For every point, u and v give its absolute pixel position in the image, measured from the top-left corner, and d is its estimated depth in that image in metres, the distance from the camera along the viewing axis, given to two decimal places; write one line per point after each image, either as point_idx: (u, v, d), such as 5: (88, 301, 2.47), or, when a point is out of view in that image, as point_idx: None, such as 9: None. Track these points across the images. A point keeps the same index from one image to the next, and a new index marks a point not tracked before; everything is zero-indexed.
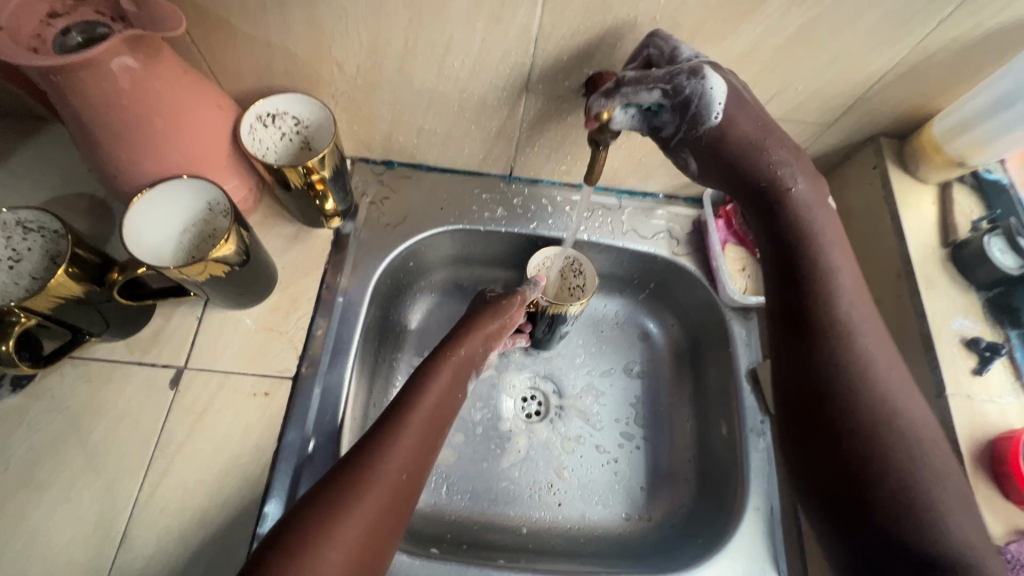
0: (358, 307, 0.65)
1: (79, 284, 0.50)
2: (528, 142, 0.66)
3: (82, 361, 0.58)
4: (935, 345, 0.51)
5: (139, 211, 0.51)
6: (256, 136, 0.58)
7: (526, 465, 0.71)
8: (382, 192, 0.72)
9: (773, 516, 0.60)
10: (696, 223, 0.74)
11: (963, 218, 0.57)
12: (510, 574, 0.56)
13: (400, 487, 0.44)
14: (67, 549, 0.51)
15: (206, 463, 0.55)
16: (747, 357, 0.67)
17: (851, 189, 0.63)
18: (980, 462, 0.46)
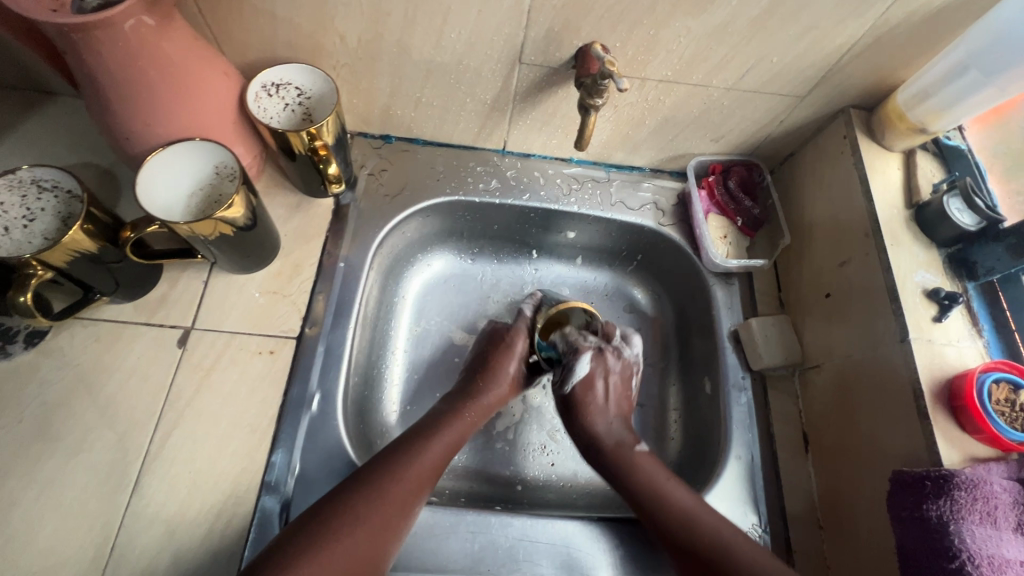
0: (359, 273, 0.68)
1: (92, 240, 0.52)
2: (521, 115, 0.69)
3: (92, 321, 0.60)
4: (899, 295, 0.55)
5: (150, 171, 0.54)
6: (261, 104, 0.61)
7: (521, 427, 0.74)
8: (381, 164, 0.75)
9: (753, 464, 0.63)
10: (680, 195, 0.78)
11: (925, 181, 0.61)
12: (507, 519, 0.58)
13: (407, 504, 0.53)
14: (80, 497, 0.52)
15: (215, 417, 0.57)
16: (729, 319, 0.71)
17: (824, 159, 0.68)
18: (939, 398, 0.50)
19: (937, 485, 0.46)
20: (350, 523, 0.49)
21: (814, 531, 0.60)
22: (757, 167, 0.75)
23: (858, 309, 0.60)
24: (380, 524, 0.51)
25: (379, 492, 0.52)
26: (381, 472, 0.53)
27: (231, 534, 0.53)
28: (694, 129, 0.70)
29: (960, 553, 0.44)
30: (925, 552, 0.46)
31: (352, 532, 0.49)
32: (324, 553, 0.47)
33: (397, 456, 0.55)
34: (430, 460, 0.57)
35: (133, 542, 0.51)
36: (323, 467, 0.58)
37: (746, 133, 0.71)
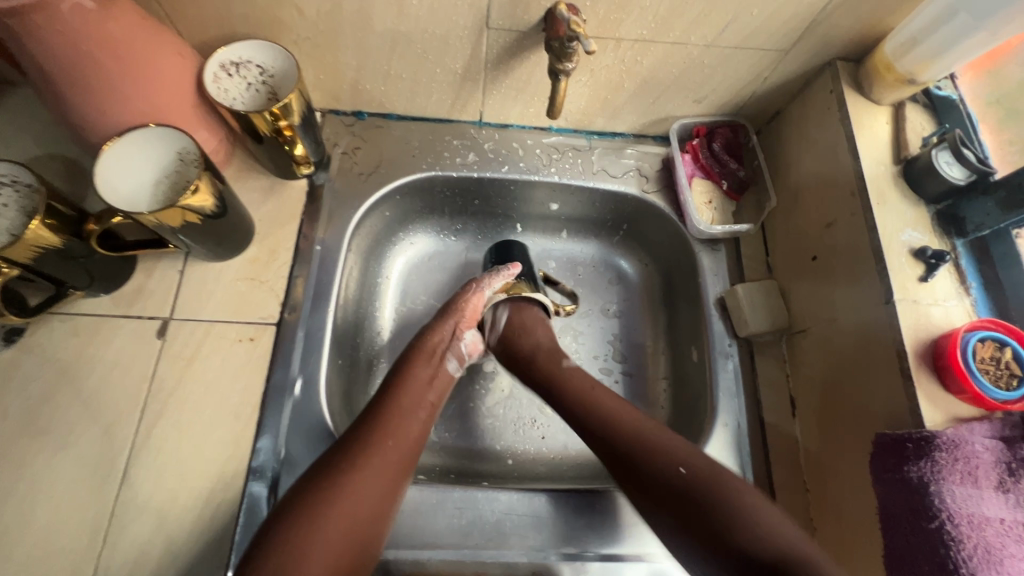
0: (336, 255, 0.67)
1: (57, 235, 0.51)
2: (494, 84, 0.67)
3: (70, 316, 0.59)
4: (885, 255, 0.54)
5: (109, 157, 0.52)
6: (220, 85, 0.58)
7: (509, 402, 0.74)
8: (354, 142, 0.73)
9: (739, 430, 0.63)
10: (664, 160, 0.75)
11: (914, 134, 0.59)
12: (494, 493, 0.59)
13: (372, 520, 0.48)
14: (71, 489, 0.53)
15: (198, 405, 0.58)
16: (716, 286, 0.70)
17: (811, 116, 0.65)
18: (923, 358, 0.50)
19: (918, 447, 0.46)
20: (310, 548, 0.44)
21: (801, 494, 0.60)
22: (741, 128, 0.73)
23: (844, 271, 0.58)
24: (349, 544, 0.46)
25: (353, 477, 0.49)
26: (353, 448, 0.51)
27: (219, 519, 0.54)
28: (675, 90, 0.68)
29: (940, 512, 0.44)
30: (905, 513, 0.46)
31: (321, 558, 0.44)
32: (313, 537, 0.45)
33: (349, 469, 0.49)
34: (386, 466, 0.51)
35: (126, 530, 0.52)
36: (309, 450, 0.58)
37: (729, 92, 0.68)
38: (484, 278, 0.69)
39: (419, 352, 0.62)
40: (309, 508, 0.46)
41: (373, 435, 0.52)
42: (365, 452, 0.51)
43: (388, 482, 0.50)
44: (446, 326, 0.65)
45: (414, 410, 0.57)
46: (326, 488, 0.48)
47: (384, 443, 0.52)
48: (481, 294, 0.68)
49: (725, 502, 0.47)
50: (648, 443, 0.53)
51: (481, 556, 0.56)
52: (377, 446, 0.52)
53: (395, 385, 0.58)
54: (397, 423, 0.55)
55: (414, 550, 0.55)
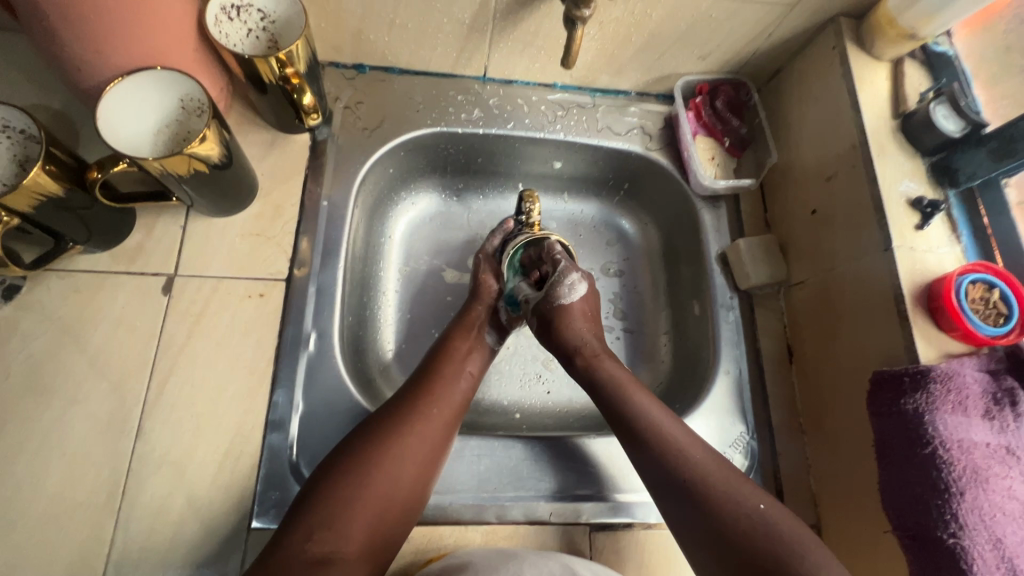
0: (344, 211, 0.66)
1: (58, 183, 0.49)
2: (501, 36, 0.66)
3: (69, 273, 0.57)
4: (885, 205, 0.56)
5: (110, 100, 0.50)
6: (222, 29, 0.56)
7: (515, 358, 0.76)
8: (356, 97, 0.71)
9: (740, 378, 0.66)
10: (667, 118, 0.76)
11: (912, 89, 0.61)
12: (510, 442, 0.60)
13: (414, 484, 0.52)
14: (84, 445, 0.52)
15: (211, 361, 0.57)
16: (718, 242, 0.72)
17: (812, 72, 0.67)
18: (919, 301, 0.53)
19: (915, 380, 0.49)
20: (350, 509, 0.48)
21: (797, 436, 0.64)
22: (744, 86, 0.74)
23: (843, 223, 0.61)
24: (391, 507, 0.50)
25: (391, 449, 0.51)
26: (392, 420, 0.54)
27: (240, 471, 0.54)
28: (681, 46, 0.68)
29: (933, 439, 0.47)
30: (900, 442, 0.50)
31: (361, 518, 0.48)
32: (357, 503, 0.48)
33: (393, 438, 0.52)
34: (428, 433, 0.54)
35: (145, 484, 0.52)
36: (326, 404, 0.59)
37: (733, 48, 0.69)
38: (486, 244, 0.72)
39: (458, 328, 0.64)
40: (357, 469, 0.50)
41: (417, 405, 0.55)
42: (410, 421, 0.54)
43: (429, 448, 0.53)
44: (478, 304, 0.66)
45: (450, 381, 0.59)
46: (369, 452, 0.51)
47: (427, 412, 0.55)
48: (490, 259, 0.70)
49: (707, 482, 0.50)
50: (655, 435, 0.53)
51: (500, 500, 0.58)
52: (422, 416, 0.54)
53: (437, 357, 0.61)
54: (439, 393, 0.57)
55: (437, 496, 0.57)
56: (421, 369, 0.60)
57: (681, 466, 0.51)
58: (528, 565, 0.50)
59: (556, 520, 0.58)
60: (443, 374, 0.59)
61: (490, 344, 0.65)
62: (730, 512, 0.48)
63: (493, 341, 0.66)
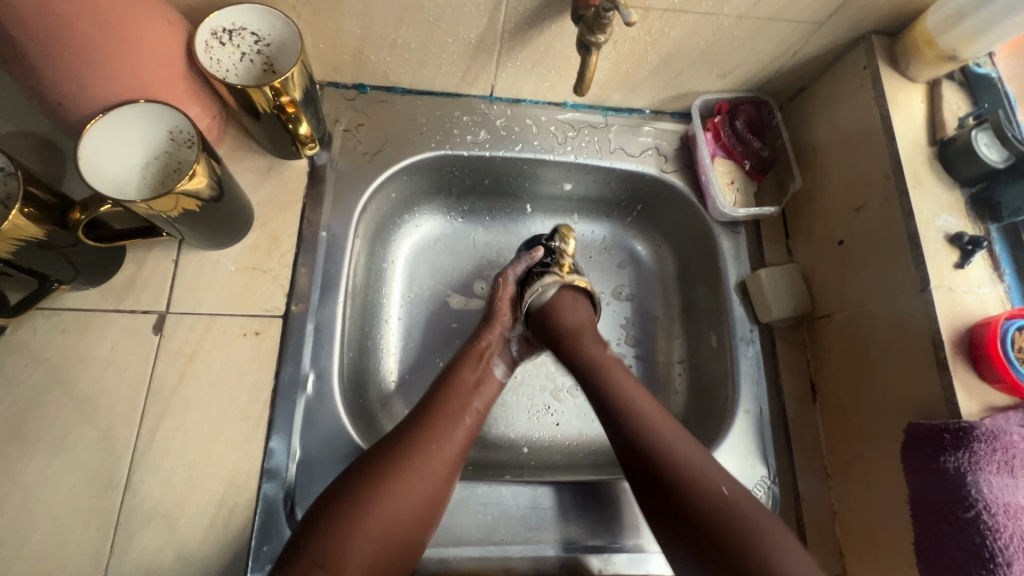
0: (343, 241, 0.63)
1: (38, 225, 0.46)
2: (509, 56, 0.62)
3: (55, 312, 0.54)
4: (921, 242, 0.52)
5: (94, 137, 0.47)
6: (213, 55, 0.52)
7: (523, 389, 0.72)
8: (356, 118, 0.67)
9: (761, 417, 0.62)
10: (683, 139, 0.72)
11: (950, 114, 0.57)
12: (518, 487, 0.57)
13: (412, 526, 0.49)
14: (71, 497, 0.50)
15: (204, 405, 0.54)
16: (737, 270, 0.68)
17: (840, 93, 0.63)
18: (959, 347, 0.49)
19: (957, 437, 0.45)
20: (345, 551, 0.45)
21: (822, 479, 0.61)
22: (766, 105, 0.70)
23: (874, 256, 0.57)
24: (388, 549, 0.47)
25: (389, 487, 0.48)
26: (392, 455, 0.50)
27: (234, 523, 0.51)
28: (699, 65, 0.64)
29: (976, 502, 0.44)
30: (939, 501, 0.46)
31: (356, 563, 0.45)
32: (351, 545, 0.46)
33: (392, 474, 0.49)
34: (429, 471, 0.51)
35: (135, 538, 0.50)
36: (324, 448, 0.56)
37: (756, 67, 0.65)
38: (511, 269, 0.66)
39: (468, 357, 0.61)
40: (353, 509, 0.47)
41: (416, 440, 0.52)
42: (408, 457, 0.50)
43: (431, 488, 0.50)
44: (492, 333, 0.63)
45: (456, 412, 0.55)
46: (367, 490, 0.48)
47: (429, 447, 0.52)
48: (510, 287, 0.65)
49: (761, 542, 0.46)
50: (683, 480, 0.49)
51: (507, 551, 0.55)
52: (422, 452, 0.51)
53: (443, 388, 0.57)
54: (442, 425, 0.54)
55: (441, 547, 0.54)
56: (426, 400, 0.57)
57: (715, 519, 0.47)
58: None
59: (564, 571, 0.55)
60: (448, 404, 0.56)
61: (501, 375, 0.61)
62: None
63: (502, 372, 0.62)
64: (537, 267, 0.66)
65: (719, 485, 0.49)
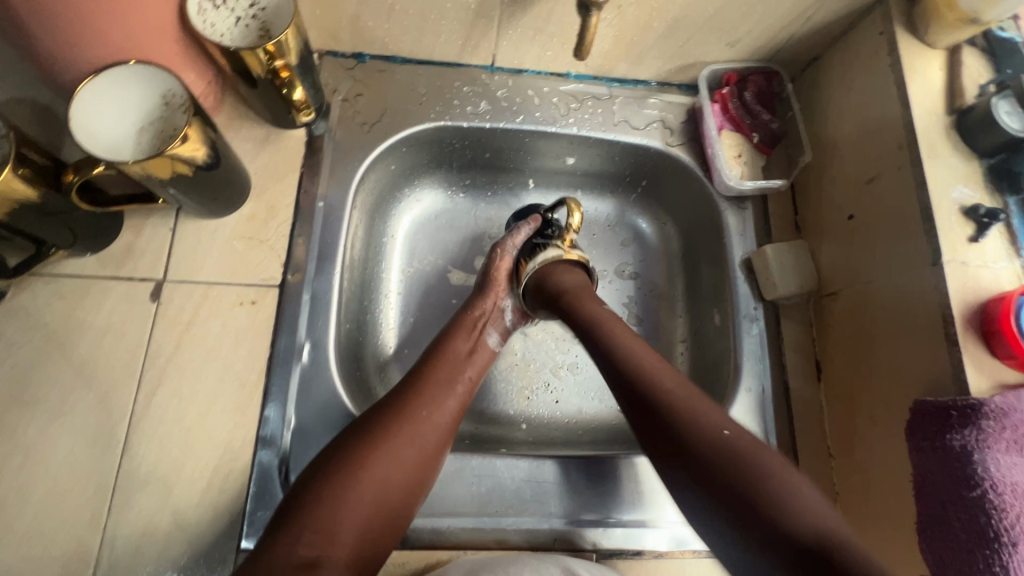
0: (340, 212, 0.62)
1: (34, 188, 0.46)
2: (510, 22, 0.61)
3: (54, 278, 0.55)
4: (934, 214, 0.50)
5: (87, 97, 0.47)
6: (206, 18, 0.51)
7: (522, 365, 0.72)
8: (355, 88, 0.66)
9: (763, 396, 0.61)
10: (690, 111, 0.70)
11: (971, 81, 0.54)
12: (514, 460, 0.57)
13: (405, 490, 0.49)
14: (69, 459, 0.50)
15: (200, 372, 0.54)
16: (742, 246, 0.66)
17: (854, 61, 0.60)
18: (970, 323, 0.47)
19: (964, 414, 0.44)
20: (339, 511, 0.45)
21: (824, 460, 0.59)
22: (776, 76, 0.68)
23: (885, 230, 0.55)
24: (382, 511, 0.47)
25: (382, 450, 0.48)
26: (385, 420, 0.50)
27: (229, 489, 0.52)
28: (707, 32, 0.62)
29: (982, 481, 0.42)
30: (943, 480, 0.45)
31: (350, 523, 0.45)
32: (345, 506, 0.45)
33: (385, 438, 0.49)
34: (421, 436, 0.51)
35: (131, 501, 0.50)
36: (319, 417, 0.56)
37: (766, 34, 0.63)
38: (506, 240, 0.66)
39: (461, 328, 0.61)
40: (345, 469, 0.47)
41: (410, 405, 0.52)
42: (401, 422, 0.50)
43: (423, 453, 0.50)
44: (485, 303, 0.63)
45: (449, 381, 0.55)
46: (359, 452, 0.48)
47: (420, 411, 0.52)
48: (508, 259, 0.65)
49: (765, 482, 0.44)
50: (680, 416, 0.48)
51: (501, 523, 0.54)
52: (414, 416, 0.51)
53: (434, 357, 0.57)
54: (435, 392, 0.54)
55: (434, 518, 0.54)
56: (415, 368, 0.56)
57: (722, 455, 0.46)
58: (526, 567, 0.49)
59: (560, 546, 0.55)
60: (441, 371, 0.56)
61: (493, 344, 0.62)
62: (803, 525, 0.41)
63: (496, 341, 0.62)
64: (538, 238, 0.65)
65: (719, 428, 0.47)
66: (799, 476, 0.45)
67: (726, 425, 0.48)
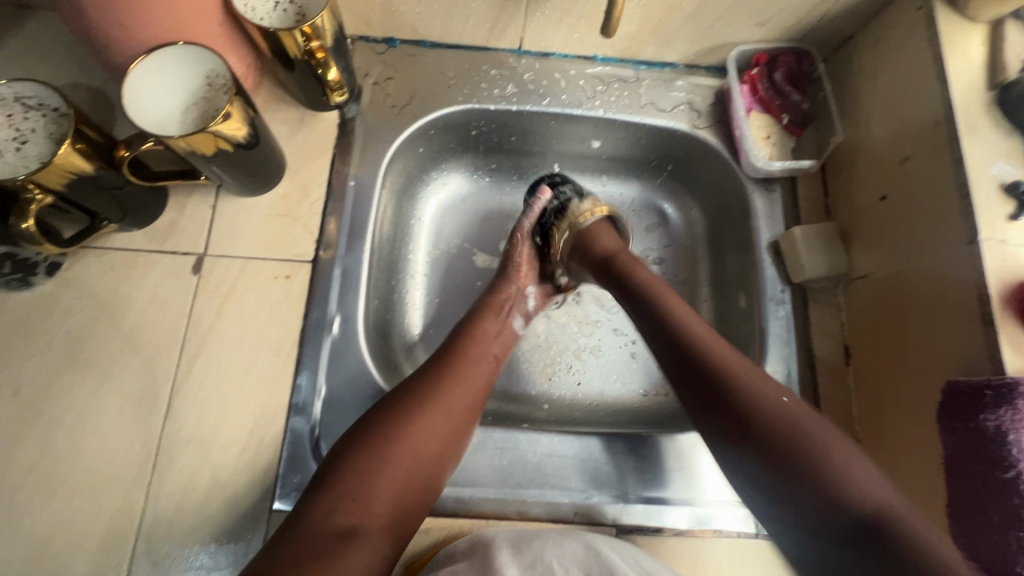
0: (370, 192, 0.64)
1: (88, 161, 0.49)
2: (538, 4, 0.62)
3: (105, 250, 0.58)
4: (971, 192, 0.49)
5: (138, 77, 0.49)
6: (247, 3, 0.54)
7: (545, 347, 0.73)
8: (386, 72, 0.68)
9: (789, 379, 0.60)
10: (718, 93, 0.70)
11: (1015, 55, 0.52)
12: (535, 435, 0.58)
13: (436, 461, 0.50)
14: (118, 419, 0.54)
15: (238, 341, 0.57)
16: (770, 230, 0.66)
17: (890, 38, 0.59)
18: (1009, 303, 0.46)
19: (998, 395, 0.43)
20: (374, 484, 0.47)
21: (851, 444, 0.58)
22: (807, 56, 0.67)
23: (920, 210, 0.54)
24: (414, 482, 0.49)
25: (414, 423, 0.50)
26: (416, 393, 0.52)
27: (263, 452, 0.54)
28: (737, 12, 0.62)
29: (1017, 462, 0.41)
30: (975, 461, 0.44)
31: (383, 494, 0.47)
32: (379, 478, 0.47)
33: (417, 413, 0.51)
34: (452, 410, 0.52)
35: (174, 460, 0.53)
36: (348, 389, 0.58)
37: (798, 13, 0.62)
38: (523, 222, 0.67)
39: (487, 310, 0.62)
40: (377, 444, 0.48)
41: (440, 381, 0.53)
42: (431, 398, 0.52)
43: (454, 428, 0.52)
44: (510, 286, 0.64)
45: (475, 357, 0.57)
46: (391, 427, 0.49)
47: (450, 388, 0.53)
48: (526, 244, 0.66)
49: (805, 442, 0.44)
50: (734, 380, 0.48)
51: (522, 495, 0.56)
52: (445, 393, 0.52)
53: (464, 335, 0.58)
54: (464, 368, 0.55)
55: (457, 488, 0.55)
56: (447, 345, 0.58)
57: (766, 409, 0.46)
58: (551, 543, 0.49)
59: (580, 519, 0.55)
60: (468, 348, 0.57)
61: (519, 326, 0.63)
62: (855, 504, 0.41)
63: (520, 324, 0.63)
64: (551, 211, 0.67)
65: (776, 393, 0.47)
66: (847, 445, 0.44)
67: (783, 393, 0.47)
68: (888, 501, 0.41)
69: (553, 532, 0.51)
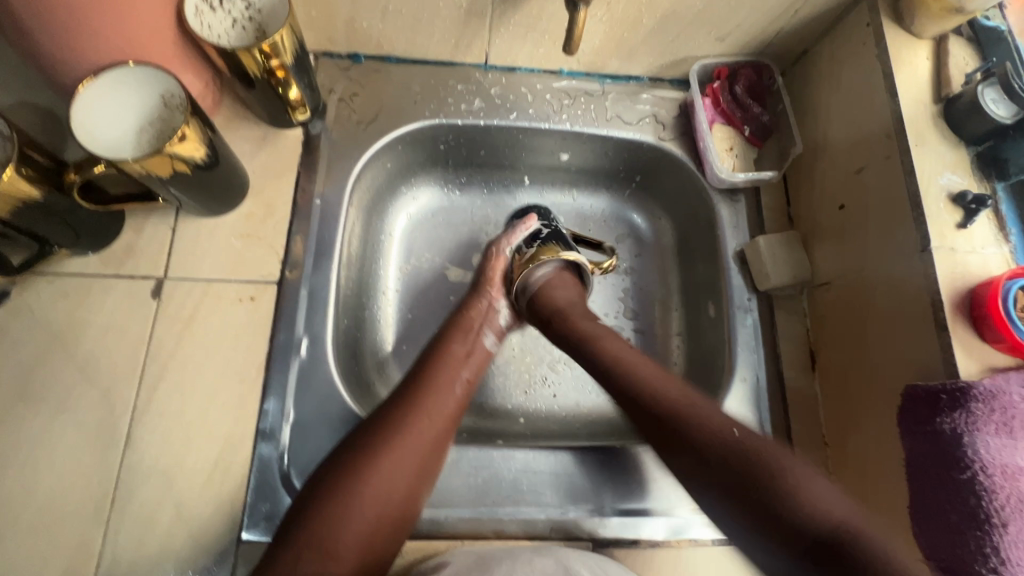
0: (337, 209, 0.63)
1: (36, 186, 0.47)
2: (502, 20, 0.62)
3: (58, 276, 0.56)
4: (922, 201, 0.50)
5: (88, 100, 0.48)
6: (204, 20, 0.53)
7: (520, 359, 0.72)
8: (351, 87, 0.68)
9: (758, 385, 0.61)
10: (682, 106, 0.71)
11: (957, 70, 0.55)
12: (510, 452, 0.57)
13: (404, 496, 0.49)
14: (73, 453, 0.51)
15: (201, 367, 0.55)
16: (735, 239, 0.67)
17: (843, 53, 0.61)
18: (959, 308, 0.47)
19: (953, 398, 0.44)
20: (338, 527, 0.45)
21: (819, 448, 0.60)
22: (766, 70, 0.69)
23: (875, 219, 0.55)
24: (383, 519, 0.48)
25: (375, 460, 0.49)
26: (379, 430, 0.51)
27: (231, 481, 0.52)
28: (697, 27, 0.63)
29: (973, 463, 0.43)
30: (934, 463, 0.45)
31: (352, 534, 0.46)
32: (344, 522, 0.46)
33: (379, 449, 0.49)
34: (417, 445, 0.51)
35: (134, 494, 0.51)
36: (318, 412, 0.57)
37: (755, 28, 0.63)
38: (503, 239, 0.66)
39: (458, 329, 0.61)
40: (339, 486, 0.47)
41: (405, 415, 0.52)
42: (394, 432, 0.51)
43: (420, 461, 0.50)
44: (481, 302, 0.63)
45: (440, 389, 0.55)
46: (354, 467, 0.48)
47: (414, 424, 0.52)
48: (503, 258, 0.66)
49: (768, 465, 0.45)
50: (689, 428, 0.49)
51: (498, 514, 0.55)
52: (410, 426, 0.51)
53: (429, 364, 0.57)
54: (429, 401, 0.54)
55: (432, 510, 0.55)
56: (410, 377, 0.56)
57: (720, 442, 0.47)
58: (521, 562, 0.49)
59: (557, 535, 0.55)
60: (435, 379, 0.56)
61: (490, 345, 0.62)
62: (814, 519, 0.42)
63: (492, 342, 0.62)
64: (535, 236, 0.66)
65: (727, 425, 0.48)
66: (804, 467, 0.46)
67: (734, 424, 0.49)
68: (847, 517, 0.42)
69: (523, 548, 0.50)
